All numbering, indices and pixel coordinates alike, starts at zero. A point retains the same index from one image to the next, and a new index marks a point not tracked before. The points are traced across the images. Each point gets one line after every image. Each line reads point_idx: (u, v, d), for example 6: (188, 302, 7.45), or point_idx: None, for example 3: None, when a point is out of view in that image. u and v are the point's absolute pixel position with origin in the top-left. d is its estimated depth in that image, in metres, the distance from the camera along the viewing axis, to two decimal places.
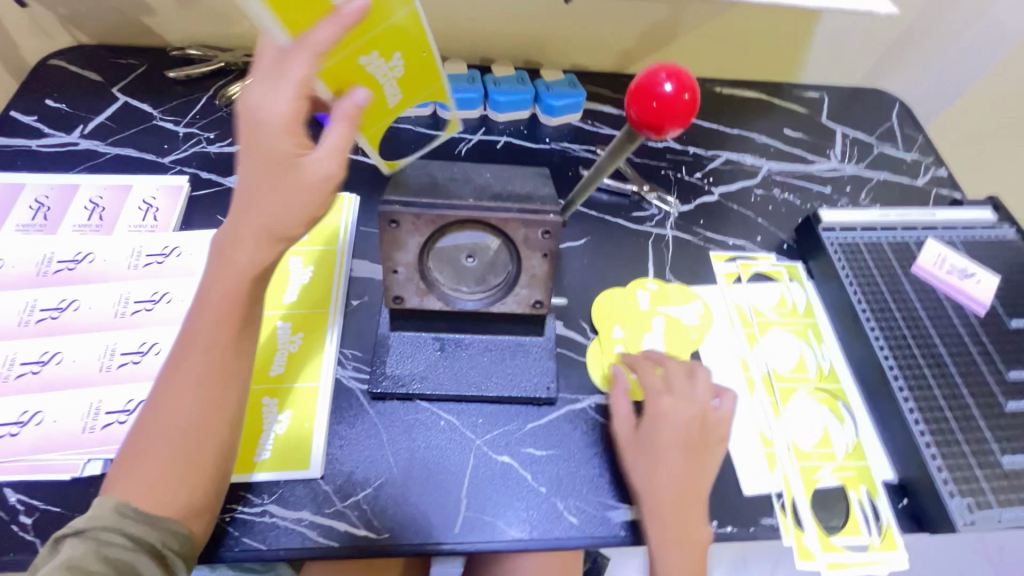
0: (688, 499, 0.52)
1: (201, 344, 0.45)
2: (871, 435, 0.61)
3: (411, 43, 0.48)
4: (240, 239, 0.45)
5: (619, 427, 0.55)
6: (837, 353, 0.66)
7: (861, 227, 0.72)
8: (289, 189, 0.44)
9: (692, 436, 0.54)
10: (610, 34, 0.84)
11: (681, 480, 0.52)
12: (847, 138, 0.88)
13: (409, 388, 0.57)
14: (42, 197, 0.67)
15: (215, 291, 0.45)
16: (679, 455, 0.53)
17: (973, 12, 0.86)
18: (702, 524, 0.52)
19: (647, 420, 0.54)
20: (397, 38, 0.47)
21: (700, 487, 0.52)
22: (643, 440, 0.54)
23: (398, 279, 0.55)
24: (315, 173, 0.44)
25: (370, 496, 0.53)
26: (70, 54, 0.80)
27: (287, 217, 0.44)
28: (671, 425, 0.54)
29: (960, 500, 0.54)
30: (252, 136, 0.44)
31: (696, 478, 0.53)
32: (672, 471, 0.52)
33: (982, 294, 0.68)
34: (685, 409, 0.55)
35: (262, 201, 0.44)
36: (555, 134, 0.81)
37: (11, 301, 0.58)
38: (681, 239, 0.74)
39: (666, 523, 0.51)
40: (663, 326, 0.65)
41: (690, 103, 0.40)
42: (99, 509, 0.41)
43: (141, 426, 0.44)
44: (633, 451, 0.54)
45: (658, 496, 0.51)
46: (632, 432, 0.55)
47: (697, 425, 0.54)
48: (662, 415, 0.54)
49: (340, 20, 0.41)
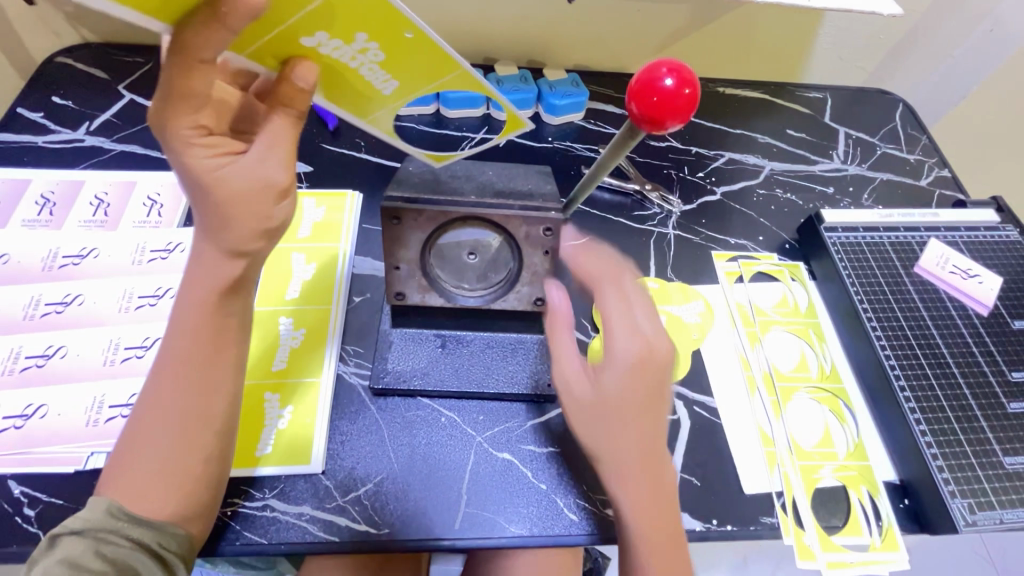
0: (647, 450, 0.49)
1: (181, 353, 0.45)
2: (873, 435, 0.61)
3: (363, 19, 0.39)
4: (202, 257, 0.45)
5: (574, 378, 0.51)
6: (839, 353, 0.66)
7: (864, 227, 0.72)
8: (228, 205, 0.42)
9: (654, 380, 0.50)
10: (614, 34, 0.84)
11: (644, 430, 0.49)
12: (850, 138, 0.88)
13: (410, 383, 0.57)
14: (48, 192, 0.67)
15: (187, 306, 0.45)
16: (642, 403, 0.49)
17: (978, 13, 0.85)
18: (667, 471, 0.50)
19: (605, 367, 0.50)
20: (342, 17, 0.38)
21: (660, 433, 0.50)
22: (602, 393, 0.49)
23: (400, 275, 0.55)
24: (245, 182, 0.42)
25: (371, 492, 0.53)
26: (77, 52, 0.81)
27: (241, 233, 0.43)
28: (632, 369, 0.49)
29: (960, 500, 0.55)
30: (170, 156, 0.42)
31: (657, 427, 0.50)
32: (634, 421, 0.49)
33: (985, 295, 0.68)
34: (649, 350, 0.50)
35: (212, 226, 0.43)
36: (557, 133, 0.81)
37: (17, 296, 0.59)
38: (683, 238, 0.74)
39: (632, 477, 0.48)
40: (664, 325, 0.65)
41: (691, 98, 0.40)
42: (92, 509, 0.41)
43: (131, 431, 0.44)
44: (591, 405, 0.50)
45: (617, 456, 0.49)
46: (588, 383, 0.51)
47: (659, 366, 0.50)
48: (623, 361, 0.50)
49: (224, 24, 0.36)
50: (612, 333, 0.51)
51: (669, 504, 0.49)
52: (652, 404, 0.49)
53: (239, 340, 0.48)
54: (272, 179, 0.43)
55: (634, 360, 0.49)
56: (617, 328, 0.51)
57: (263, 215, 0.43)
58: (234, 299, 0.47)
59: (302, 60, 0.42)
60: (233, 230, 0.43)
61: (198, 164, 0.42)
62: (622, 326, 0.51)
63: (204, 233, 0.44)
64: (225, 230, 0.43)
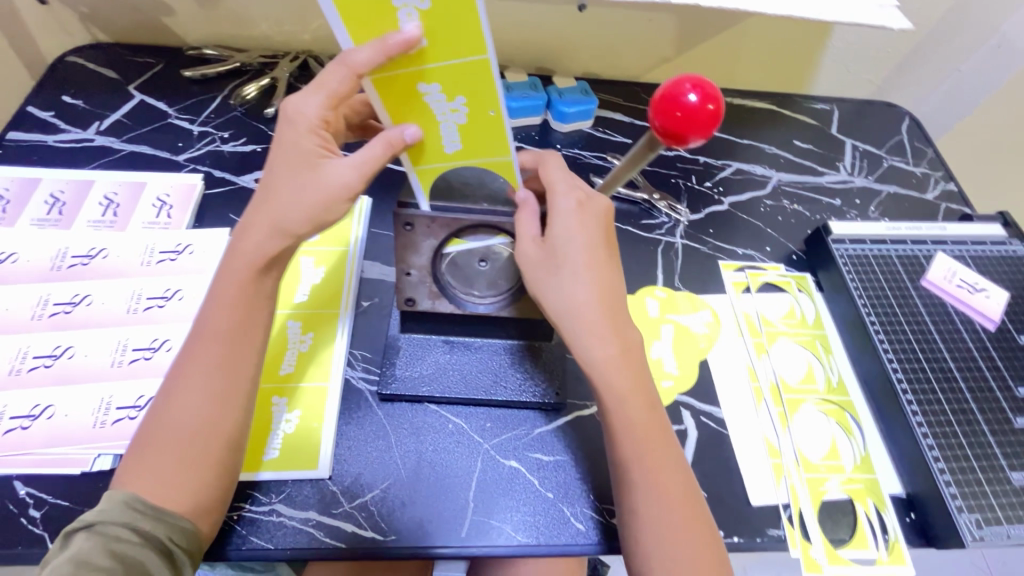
0: (610, 308, 0.48)
1: (210, 343, 0.46)
2: (880, 449, 0.61)
3: (479, 92, 0.44)
4: (251, 232, 0.48)
5: (534, 247, 0.50)
6: (846, 366, 0.66)
7: (872, 239, 0.72)
8: (307, 185, 0.47)
9: (604, 229, 0.50)
10: (624, 43, 0.85)
11: (599, 285, 0.48)
12: (857, 150, 0.88)
13: (418, 390, 0.57)
14: (57, 192, 0.67)
15: (226, 283, 0.47)
16: (596, 254, 0.49)
17: (985, 29, 0.85)
18: (630, 329, 0.49)
19: (561, 222, 0.49)
20: (463, 83, 0.43)
21: (617, 287, 0.50)
22: (556, 250, 0.49)
23: (411, 282, 0.54)
24: (332, 177, 0.47)
25: (378, 498, 0.53)
26: (88, 52, 0.81)
27: (295, 217, 0.47)
28: (581, 220, 0.49)
29: (968, 515, 0.54)
30: (283, 136, 0.48)
31: (615, 277, 0.50)
32: (591, 274, 0.48)
33: (992, 310, 0.68)
34: (591, 203, 0.51)
35: (276, 201, 0.47)
36: (565, 141, 0.82)
37: (25, 295, 0.59)
38: (690, 247, 0.74)
39: (597, 327, 0.48)
40: (672, 335, 0.66)
41: (714, 113, 0.40)
42: (107, 503, 0.42)
43: (148, 426, 0.45)
44: (548, 267, 0.49)
45: (578, 311, 0.48)
46: (542, 244, 0.50)
47: (603, 218, 0.51)
48: (571, 214, 0.49)
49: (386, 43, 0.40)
50: (560, 191, 0.50)
51: (635, 349, 0.49)
52: (605, 255, 0.50)
53: (257, 335, 0.48)
54: (347, 183, 0.47)
55: (582, 212, 0.50)
56: (562, 185, 0.51)
57: (325, 208, 0.47)
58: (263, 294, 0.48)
59: (409, 124, 0.46)
60: (291, 206, 0.47)
61: (304, 145, 0.47)
62: (566, 186, 0.51)
63: (260, 213, 0.48)
64: (284, 208, 0.47)
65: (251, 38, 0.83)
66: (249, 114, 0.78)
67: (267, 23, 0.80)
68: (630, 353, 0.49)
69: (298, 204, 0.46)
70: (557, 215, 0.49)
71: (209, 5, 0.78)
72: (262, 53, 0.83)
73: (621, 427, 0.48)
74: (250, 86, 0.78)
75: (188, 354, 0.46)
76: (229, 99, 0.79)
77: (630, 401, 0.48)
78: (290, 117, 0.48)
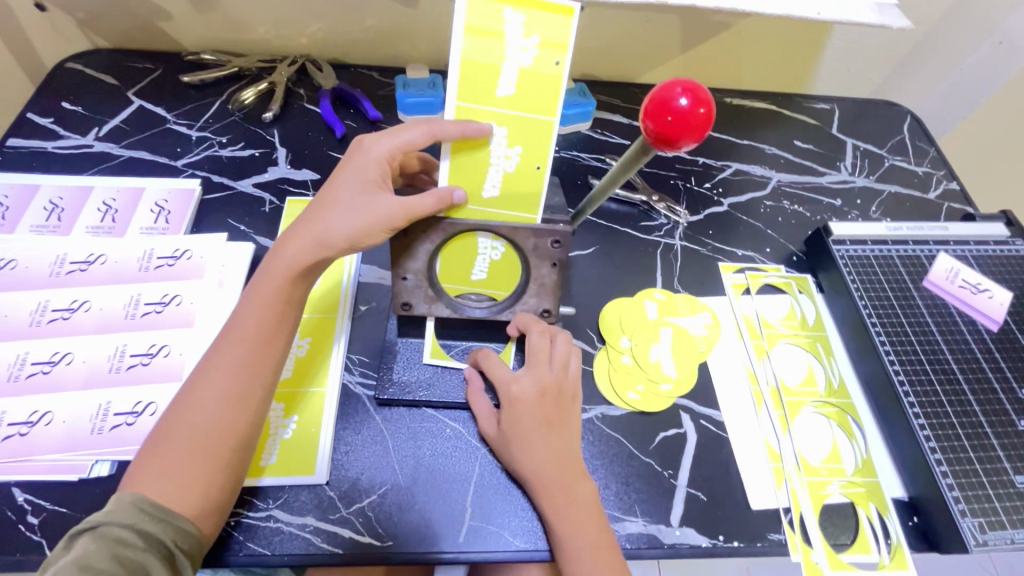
0: (567, 468, 0.51)
1: (232, 344, 0.48)
2: (882, 453, 0.60)
3: (524, 198, 0.48)
4: (289, 242, 0.49)
5: (490, 429, 0.54)
6: (848, 368, 0.66)
7: (872, 240, 0.71)
8: (355, 206, 0.48)
9: (544, 417, 0.52)
10: (623, 44, 0.84)
11: (554, 454, 0.51)
12: (858, 150, 0.88)
13: (415, 394, 0.57)
14: (56, 198, 0.67)
15: (264, 286, 0.49)
16: (548, 431, 0.51)
17: (985, 26, 0.84)
18: (587, 479, 0.51)
19: (503, 415, 0.53)
20: (512, 187, 0.47)
21: (572, 448, 0.52)
22: (507, 436, 0.52)
23: (407, 286, 0.53)
24: (376, 205, 0.48)
25: (375, 503, 0.53)
26: (88, 58, 0.81)
27: (334, 234, 0.48)
28: (539, 401, 0.52)
29: (971, 519, 0.54)
30: (351, 162, 0.52)
31: (563, 456, 0.51)
32: (543, 446, 0.51)
33: (995, 311, 0.68)
34: (552, 383, 0.53)
35: (321, 218, 0.49)
36: (564, 143, 0.81)
37: (24, 301, 0.59)
38: (690, 249, 0.73)
39: (542, 500, 0.50)
40: (671, 337, 0.65)
41: (706, 117, 0.40)
42: (116, 504, 0.41)
43: (163, 424, 0.45)
44: (505, 446, 0.53)
45: (534, 472, 0.50)
46: (496, 429, 0.54)
47: (546, 401, 0.52)
48: (531, 395, 0.52)
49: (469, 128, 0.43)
50: (517, 377, 0.54)
51: (591, 512, 0.50)
52: (544, 439, 0.51)
53: (279, 341, 0.49)
54: (390, 216, 0.47)
55: (519, 403, 0.52)
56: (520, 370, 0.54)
57: (363, 234, 0.48)
58: (287, 297, 0.49)
59: (458, 187, 0.47)
60: (335, 221, 0.48)
61: (367, 172, 0.50)
62: (529, 369, 0.54)
63: (305, 225, 0.50)
64: (327, 226, 0.49)
65: (249, 42, 0.83)
66: (247, 119, 0.78)
67: (265, 26, 0.80)
68: (581, 495, 0.50)
69: (342, 223, 0.48)
70: (508, 407, 0.52)
71: (206, 10, 0.78)
72: (261, 58, 0.83)
73: (572, 552, 0.48)
74: (248, 91, 0.78)
75: (207, 358, 0.48)
76: (227, 104, 0.79)
77: (585, 528, 0.49)
78: (364, 147, 0.52)
